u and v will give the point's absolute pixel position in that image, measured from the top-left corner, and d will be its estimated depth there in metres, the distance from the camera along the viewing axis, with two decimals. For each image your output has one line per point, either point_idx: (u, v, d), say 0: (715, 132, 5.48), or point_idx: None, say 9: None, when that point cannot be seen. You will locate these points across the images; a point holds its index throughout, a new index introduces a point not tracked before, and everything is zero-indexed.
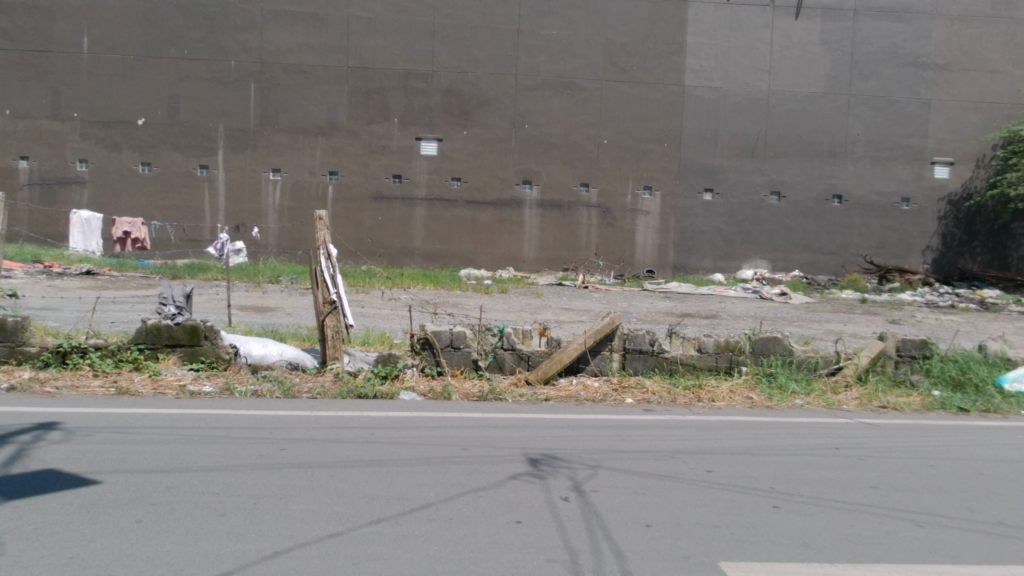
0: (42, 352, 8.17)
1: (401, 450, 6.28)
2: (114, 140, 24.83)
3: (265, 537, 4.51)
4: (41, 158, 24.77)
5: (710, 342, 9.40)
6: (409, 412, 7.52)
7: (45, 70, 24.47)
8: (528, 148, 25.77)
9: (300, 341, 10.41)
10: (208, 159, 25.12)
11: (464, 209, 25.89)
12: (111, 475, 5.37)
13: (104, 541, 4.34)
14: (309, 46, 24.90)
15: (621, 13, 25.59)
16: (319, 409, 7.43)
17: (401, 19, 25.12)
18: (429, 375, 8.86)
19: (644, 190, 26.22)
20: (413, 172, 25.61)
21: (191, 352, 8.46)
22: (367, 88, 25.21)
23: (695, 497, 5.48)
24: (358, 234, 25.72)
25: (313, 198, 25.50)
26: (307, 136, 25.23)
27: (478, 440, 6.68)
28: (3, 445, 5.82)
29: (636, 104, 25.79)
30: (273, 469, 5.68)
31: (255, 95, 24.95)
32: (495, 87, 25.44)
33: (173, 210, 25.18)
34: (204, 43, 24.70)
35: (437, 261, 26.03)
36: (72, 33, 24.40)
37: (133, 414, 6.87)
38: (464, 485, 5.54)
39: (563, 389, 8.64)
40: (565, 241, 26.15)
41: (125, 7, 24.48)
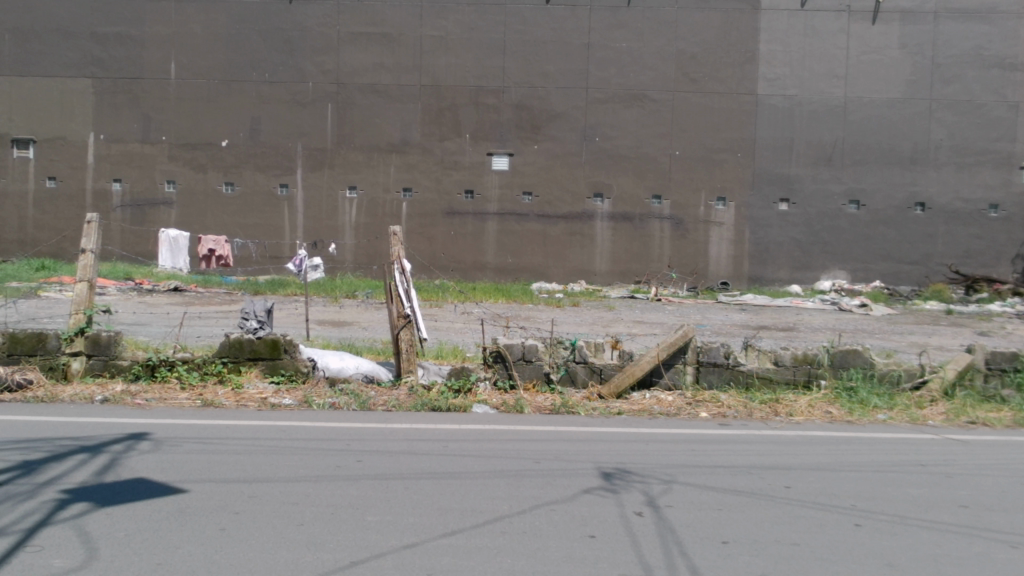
0: (133, 366, 8.52)
1: (473, 463, 6.34)
2: (200, 162, 25.85)
3: (342, 547, 4.61)
4: (132, 180, 25.94)
5: (787, 354, 9.20)
6: (482, 425, 7.58)
7: (136, 96, 25.68)
8: (598, 161, 25.76)
9: (376, 354, 10.63)
10: (287, 178, 25.90)
11: (536, 223, 25.99)
12: (198, 485, 5.59)
13: (190, 547, 4.52)
14: (383, 66, 25.46)
15: (692, 23, 25.37)
16: (393, 421, 7.56)
17: (472, 36, 25.44)
18: (501, 389, 8.91)
19: (717, 202, 25.86)
20: (485, 187, 25.86)
21: (271, 366, 8.71)
22: (439, 105, 25.61)
23: (773, 514, 5.37)
24: (431, 249, 26.10)
25: (387, 214, 25.99)
26: (381, 153, 25.76)
27: (551, 453, 6.70)
28: (97, 455, 6.11)
29: (709, 114, 25.50)
30: (349, 480, 5.82)
31: (331, 115, 25.63)
32: (566, 101, 25.52)
33: (254, 227, 26.01)
34: (283, 65, 25.51)
35: (509, 274, 26.19)
36: (161, 60, 25.56)
37: (217, 425, 7.13)
38: (537, 498, 5.56)
39: (636, 403, 8.57)
40: (638, 254, 25.97)
41: (209, 34, 25.49)
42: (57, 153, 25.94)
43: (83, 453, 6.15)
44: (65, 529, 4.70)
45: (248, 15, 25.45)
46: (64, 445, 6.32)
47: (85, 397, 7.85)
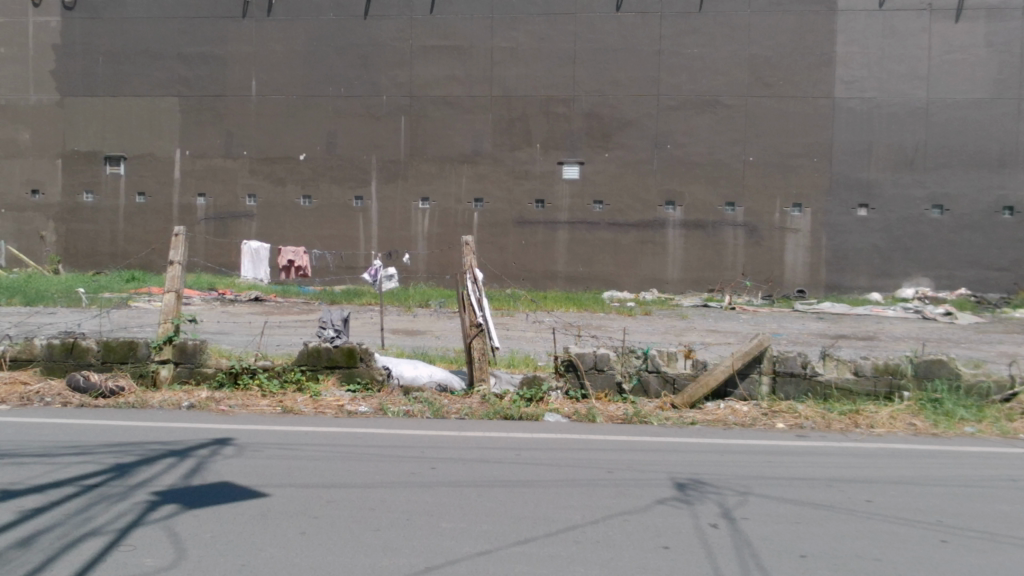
0: (217, 373, 8.83)
1: (546, 472, 6.36)
2: (279, 175, 26.63)
3: (418, 552, 4.70)
4: (215, 194, 26.88)
5: (868, 364, 8.94)
6: (555, 434, 7.59)
7: (220, 112, 26.61)
8: (670, 168, 25.51)
9: (448, 363, 10.77)
10: (362, 190, 26.46)
11: (607, 231, 25.90)
12: (279, 489, 5.76)
13: (273, 549, 4.67)
14: (454, 78, 25.79)
15: (766, 27, 24.94)
16: (466, 429, 7.63)
17: (543, 46, 25.55)
18: (573, 398, 8.91)
19: (793, 208, 25.31)
20: (556, 196, 25.90)
21: (348, 374, 8.91)
22: (510, 116, 25.78)
23: (853, 528, 5.23)
24: (503, 258, 26.27)
25: (459, 225, 26.28)
26: (453, 164, 26.07)
27: (625, 463, 6.67)
28: (184, 458, 6.36)
29: (784, 119, 25.01)
30: (424, 487, 5.91)
31: (405, 127, 26.07)
32: (637, 108, 25.39)
33: (331, 238, 26.64)
34: (359, 80, 26.10)
35: (580, 283, 26.17)
36: (243, 78, 26.44)
37: (297, 431, 7.34)
38: (610, 508, 5.54)
39: (711, 413, 8.46)
40: (711, 262, 25.61)
41: (288, 51, 26.27)
42: (147, 169, 27.08)
43: (173, 456, 6.41)
44: (156, 530, 4.91)
45: (324, 32, 26.14)
46: (155, 449, 6.60)
47: (172, 403, 8.17)
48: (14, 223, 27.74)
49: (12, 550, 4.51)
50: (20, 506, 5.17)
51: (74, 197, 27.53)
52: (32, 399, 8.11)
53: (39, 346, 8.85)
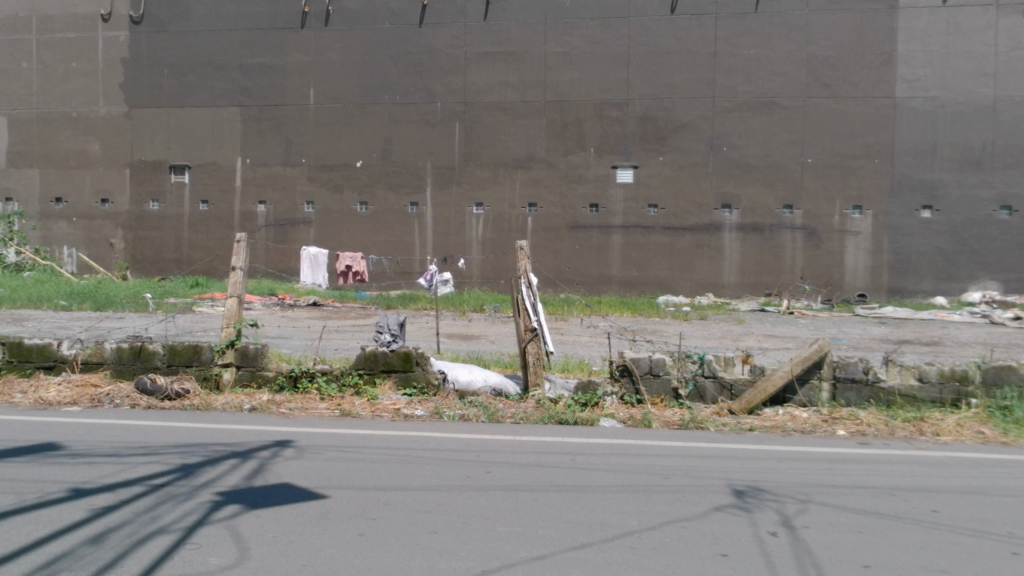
0: (277, 377, 9.01)
1: (602, 477, 6.34)
2: (337, 182, 27.08)
3: (475, 556, 4.72)
4: (275, 201, 27.46)
5: (933, 370, 8.70)
6: (609, 439, 7.57)
7: (279, 121, 27.17)
8: (726, 171, 25.19)
9: (503, 367, 10.82)
10: (417, 196, 26.74)
11: (662, 235, 25.70)
12: (338, 491, 5.86)
13: (332, 550, 4.74)
14: (508, 83, 25.89)
15: (825, 26, 24.48)
16: (522, 434, 7.65)
17: (596, 50, 25.50)
18: (628, 403, 8.87)
19: (853, 210, 24.76)
20: (610, 200, 25.79)
21: (404, 377, 9.01)
22: (564, 120, 25.78)
23: (918, 539, 5.09)
24: (557, 262, 26.28)
25: (513, 229, 26.35)
26: (508, 169, 26.16)
27: (681, 469, 6.61)
28: (247, 459, 6.52)
29: (844, 120, 24.49)
30: (480, 491, 5.94)
31: (459, 133, 26.27)
32: (692, 111, 25.14)
33: (386, 244, 26.98)
34: (414, 88, 26.40)
35: (635, 287, 26.03)
36: (301, 87, 26.97)
37: (354, 434, 7.44)
38: (667, 515, 5.50)
39: (769, 419, 8.33)
40: (768, 266, 25.21)
41: (345, 60, 26.70)
42: (210, 177, 27.80)
43: (235, 457, 6.57)
44: (219, 529, 5.03)
45: (380, 41, 26.52)
46: (219, 450, 6.77)
47: (235, 405, 8.36)
48: (85, 231, 28.76)
49: (84, 546, 4.66)
50: (92, 504, 5.35)
51: (141, 205, 28.41)
52: (103, 401, 8.39)
53: (109, 350, 9.13)
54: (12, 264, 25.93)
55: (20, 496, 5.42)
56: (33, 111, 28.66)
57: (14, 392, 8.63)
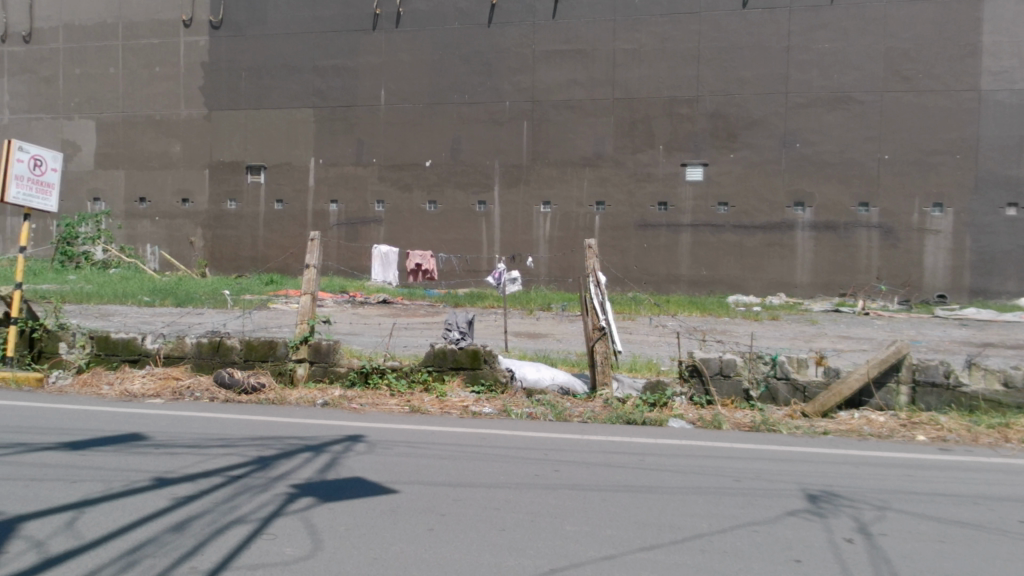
0: (349, 373, 9.18)
1: (671, 478, 6.27)
2: (406, 182, 27.44)
3: (544, 554, 4.72)
4: (346, 200, 27.97)
5: (1021, 376, 8.33)
6: (679, 440, 7.48)
7: (350, 122, 27.65)
8: (800, 168, 24.60)
9: (570, 365, 10.80)
10: (485, 195, 26.89)
11: (732, 234, 25.27)
12: (408, 486, 5.93)
13: (403, 545, 4.81)
14: (577, 82, 25.83)
15: (904, 18, 23.71)
16: (589, 433, 7.62)
17: (666, 46, 25.23)
18: (698, 404, 8.75)
19: (934, 208, 23.91)
20: (679, 198, 25.48)
21: (473, 375, 9.07)
22: (632, 118, 25.57)
23: (1005, 550, 4.88)
24: (624, 261, 26.09)
25: (580, 228, 26.27)
26: (575, 168, 26.09)
27: (752, 472, 6.49)
28: (320, 453, 6.66)
29: (924, 114, 23.66)
30: (548, 489, 5.95)
31: (527, 132, 26.31)
32: (764, 107, 24.65)
33: (455, 242, 27.22)
34: (482, 87, 26.55)
35: (704, 287, 25.68)
36: (372, 88, 27.40)
37: (424, 431, 7.52)
38: (737, 518, 5.40)
39: (844, 423, 8.12)
40: (843, 266, 24.55)
41: (414, 60, 27.02)
42: (284, 177, 28.48)
43: (309, 451, 6.71)
44: (295, 520, 5.15)
45: (449, 41, 26.77)
46: (293, 443, 6.93)
47: (308, 400, 8.56)
48: (167, 229, 29.83)
49: (167, 534, 4.83)
50: (173, 493, 5.53)
51: (219, 204, 29.30)
52: (184, 394, 8.68)
53: (189, 344, 9.44)
54: (98, 262, 27.04)
55: (108, 484, 5.64)
56: (120, 115, 29.85)
57: (102, 384, 9.01)
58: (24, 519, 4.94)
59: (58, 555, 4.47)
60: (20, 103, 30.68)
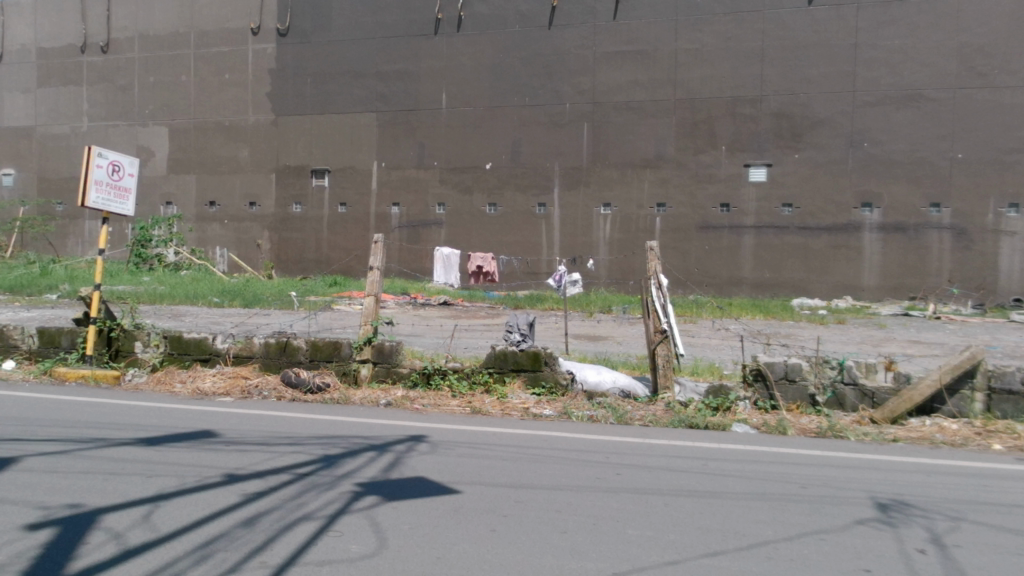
0: (411, 373, 9.27)
1: (736, 484, 6.18)
2: (467, 184, 27.61)
3: (605, 557, 4.70)
4: (408, 203, 28.31)
5: None
6: (743, 445, 7.36)
7: (412, 126, 27.98)
8: (867, 168, 23.98)
9: (630, 369, 10.72)
10: (545, 197, 26.90)
11: (797, 236, 24.77)
12: (470, 486, 5.97)
13: (465, 545, 4.84)
14: (638, 83, 25.65)
15: (978, 12, 22.96)
16: (651, 437, 7.55)
17: (729, 45, 24.88)
18: (762, 409, 8.59)
19: (1009, 209, 23.07)
20: (742, 199, 25.07)
21: (533, 377, 9.08)
22: (694, 118, 25.28)
23: None
24: (686, 263, 25.81)
25: (641, 230, 26.09)
26: (636, 169, 25.91)
27: (820, 478, 6.35)
28: (383, 452, 6.76)
29: (999, 111, 22.84)
30: (610, 492, 5.92)
31: (587, 134, 26.23)
32: (830, 106, 24.11)
33: (515, 245, 27.29)
34: (543, 89, 26.58)
35: (768, 289, 25.25)
36: (434, 91, 27.66)
37: (485, 432, 7.56)
38: (804, 526, 5.30)
39: (915, 430, 7.89)
40: (913, 268, 23.86)
41: (475, 64, 27.20)
42: (347, 181, 28.95)
43: (373, 451, 6.81)
44: (360, 518, 5.23)
45: (509, 44, 26.87)
46: (357, 443, 7.03)
47: (372, 400, 8.69)
48: (236, 232, 30.63)
49: (239, 528, 4.96)
50: (244, 489, 5.68)
51: (285, 208, 29.93)
52: (252, 393, 8.89)
53: (257, 344, 9.66)
54: (171, 264, 27.90)
55: (182, 480, 5.81)
56: (192, 121, 30.76)
57: (174, 382, 9.30)
58: (103, 511, 5.13)
59: (136, 546, 4.62)
60: (98, 111, 31.87)
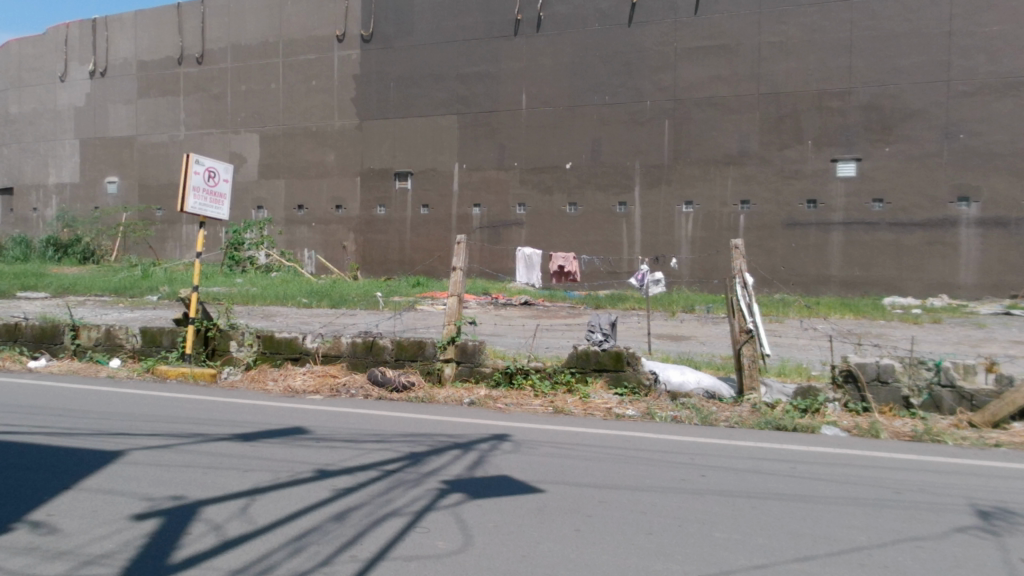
0: (494, 373, 9.35)
1: (827, 488, 6.01)
2: (547, 184, 27.63)
3: (691, 560, 4.65)
4: (489, 204, 28.55)
5: None
6: (832, 447, 7.16)
7: (493, 127, 28.19)
8: (964, 161, 22.96)
9: (715, 369, 10.54)
10: (626, 196, 26.70)
11: (888, 232, 23.90)
12: (554, 486, 5.99)
13: (549, 544, 4.86)
14: (720, 78, 25.21)
15: None
16: (736, 438, 7.42)
17: (815, 37, 24.22)
18: (853, 411, 8.34)
19: None
20: (830, 195, 24.33)
21: (616, 377, 9.03)
22: (779, 113, 24.71)
23: None
24: (771, 261, 25.20)
25: (725, 228, 25.61)
26: (719, 166, 25.47)
27: (915, 484, 6.12)
28: (468, 451, 6.83)
29: None
30: (696, 494, 5.84)
31: (669, 131, 25.91)
32: (924, 97, 23.19)
33: (595, 244, 27.16)
34: (623, 87, 26.40)
35: (858, 288, 24.44)
36: (514, 92, 27.81)
37: (568, 432, 7.56)
38: (900, 532, 5.12)
39: (1019, 434, 7.52)
40: (1014, 265, 22.74)
41: (555, 64, 27.23)
42: (429, 183, 29.38)
43: (457, 449, 6.90)
44: (446, 515, 5.32)
45: (589, 43, 26.80)
46: (443, 441, 7.13)
47: (456, 399, 8.81)
48: (322, 235, 31.45)
49: (330, 523, 5.10)
50: (335, 485, 5.83)
51: (370, 210, 30.57)
52: (340, 391, 9.12)
53: (345, 344, 9.90)
54: (262, 266, 28.87)
55: (276, 474, 6.01)
56: (280, 127, 31.72)
57: (267, 380, 9.62)
58: (204, 503, 5.36)
59: (235, 538, 4.81)
60: (194, 120, 33.28)
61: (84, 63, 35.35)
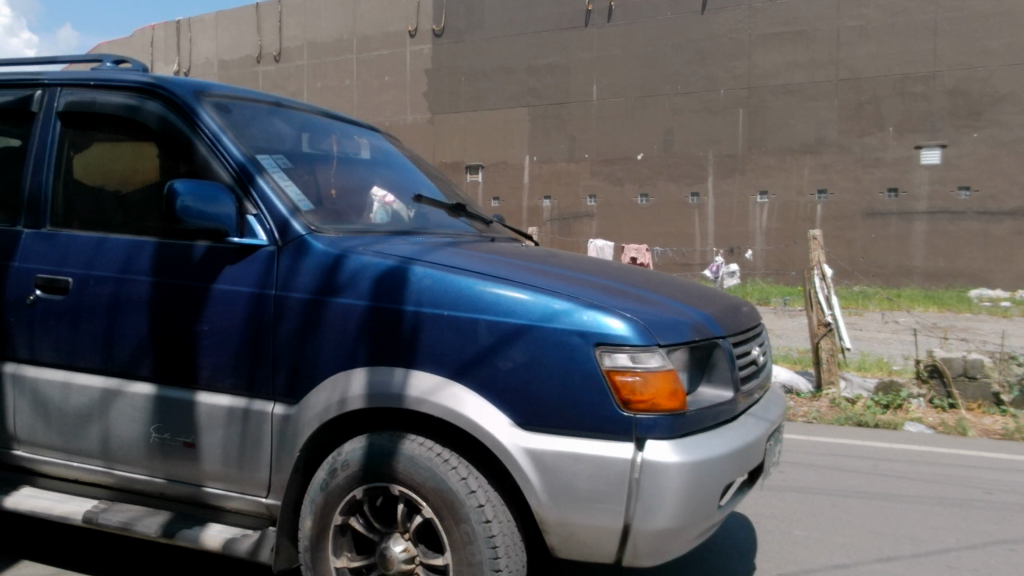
0: None
1: (912, 488, 5.82)
2: (618, 175, 27.55)
3: (770, 558, 4.56)
4: (559, 196, 28.51)
5: None
6: (917, 445, 6.92)
7: (563, 119, 28.09)
8: None
9: (792, 363, 10.34)
10: (698, 186, 26.30)
11: (975, 221, 22.97)
12: None
13: None
14: (797, 64, 24.56)
15: None
16: (816, 434, 7.25)
17: (898, 20, 23.34)
18: (939, 408, 8.03)
19: None
20: (912, 183, 23.51)
21: None
22: (859, 99, 23.95)
23: None
24: (850, 252, 24.53)
25: (801, 218, 25.04)
26: (795, 155, 24.87)
27: (1008, 485, 5.87)
28: None
29: None
30: (774, 491, 5.73)
31: (743, 120, 25.38)
32: (1015, 79, 22.17)
33: (668, 236, 26.93)
34: (696, 76, 25.96)
35: (942, 279, 23.59)
36: (584, 83, 27.65)
37: None
38: (990, 535, 4.92)
39: None
40: None
41: (626, 54, 26.97)
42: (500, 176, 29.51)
43: None
44: None
45: (661, 31, 26.38)
46: None
47: None
48: None
49: None
50: None
51: None
52: None
53: None
54: None
55: None
56: None
57: None
58: None
59: None
60: None
61: (169, 63, 36.68)
